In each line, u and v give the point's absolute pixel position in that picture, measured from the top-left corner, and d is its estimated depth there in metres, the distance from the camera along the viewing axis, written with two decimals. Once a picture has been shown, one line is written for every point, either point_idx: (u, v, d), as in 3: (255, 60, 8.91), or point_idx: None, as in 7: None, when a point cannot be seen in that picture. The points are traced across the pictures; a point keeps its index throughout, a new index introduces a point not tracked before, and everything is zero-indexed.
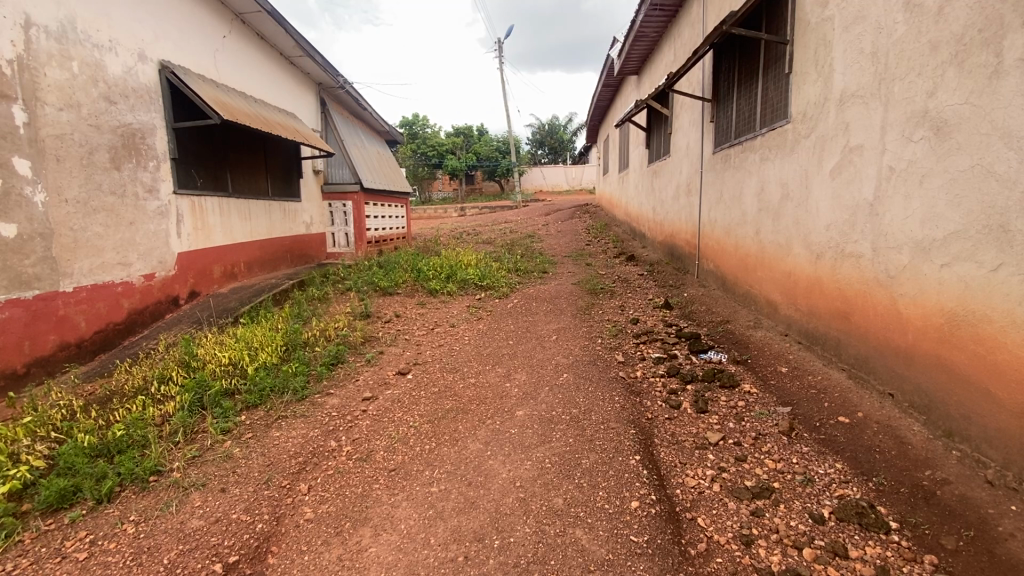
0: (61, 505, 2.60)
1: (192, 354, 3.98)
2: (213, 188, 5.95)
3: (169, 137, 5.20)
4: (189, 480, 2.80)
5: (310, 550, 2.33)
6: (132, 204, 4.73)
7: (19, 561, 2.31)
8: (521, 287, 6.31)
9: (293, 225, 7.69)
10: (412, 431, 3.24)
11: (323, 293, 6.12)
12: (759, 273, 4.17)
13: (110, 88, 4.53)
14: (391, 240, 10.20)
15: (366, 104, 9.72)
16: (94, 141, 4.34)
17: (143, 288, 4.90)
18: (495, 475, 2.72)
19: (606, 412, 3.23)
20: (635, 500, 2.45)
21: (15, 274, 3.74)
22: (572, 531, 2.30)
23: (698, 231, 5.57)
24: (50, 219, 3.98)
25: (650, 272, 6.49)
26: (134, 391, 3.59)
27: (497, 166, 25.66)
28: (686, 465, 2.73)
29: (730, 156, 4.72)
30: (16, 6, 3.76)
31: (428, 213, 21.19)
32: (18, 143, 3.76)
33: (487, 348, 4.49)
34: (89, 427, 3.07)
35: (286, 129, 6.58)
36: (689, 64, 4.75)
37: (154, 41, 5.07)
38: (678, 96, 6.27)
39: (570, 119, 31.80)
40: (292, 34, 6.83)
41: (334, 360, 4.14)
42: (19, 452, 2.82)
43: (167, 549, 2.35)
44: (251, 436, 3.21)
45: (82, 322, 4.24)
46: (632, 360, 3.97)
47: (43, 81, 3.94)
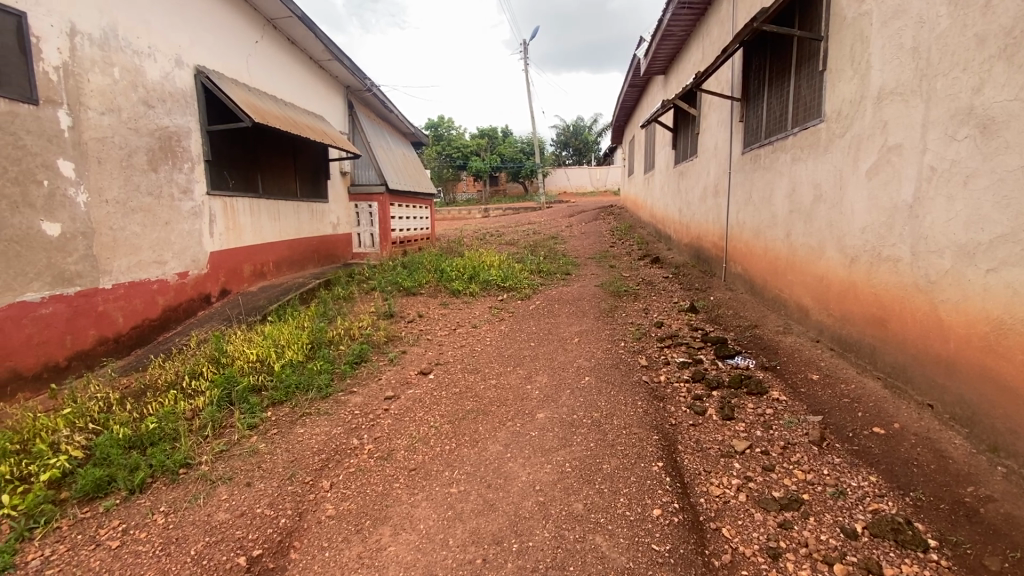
0: (96, 494, 2.70)
1: (222, 350, 4.08)
2: (244, 190, 6.11)
3: (203, 140, 5.37)
4: (217, 474, 2.87)
5: (331, 546, 2.36)
6: (167, 204, 4.89)
7: (57, 546, 2.41)
8: (543, 288, 6.30)
9: (320, 225, 7.85)
10: (433, 431, 3.25)
11: (348, 292, 6.22)
12: (790, 277, 4.05)
13: (148, 92, 4.71)
14: (416, 240, 10.33)
15: (391, 105, 9.84)
16: (133, 143, 4.52)
17: (177, 286, 5.06)
18: (515, 478, 2.70)
19: (628, 417, 3.18)
20: (657, 508, 2.40)
21: (59, 271, 3.92)
22: (592, 537, 2.26)
23: (726, 233, 5.45)
24: (91, 219, 4.15)
25: (675, 275, 6.38)
26: (166, 385, 3.70)
27: (522, 167, 25.69)
28: (710, 473, 2.66)
29: (760, 156, 4.60)
30: (63, 15, 3.95)
31: (451, 214, 21.35)
32: (64, 146, 3.93)
33: (508, 349, 4.48)
34: (124, 419, 3.18)
35: (313, 130, 6.71)
36: (719, 63, 4.64)
37: (190, 47, 5.24)
38: (706, 96, 6.15)
39: (595, 120, 31.54)
40: (321, 37, 6.97)
41: (358, 358, 4.20)
42: (59, 441, 2.95)
43: (194, 540, 2.41)
44: (277, 432, 3.28)
45: (120, 318, 4.42)
46: (655, 364, 3.91)
47: (86, 87, 4.12)
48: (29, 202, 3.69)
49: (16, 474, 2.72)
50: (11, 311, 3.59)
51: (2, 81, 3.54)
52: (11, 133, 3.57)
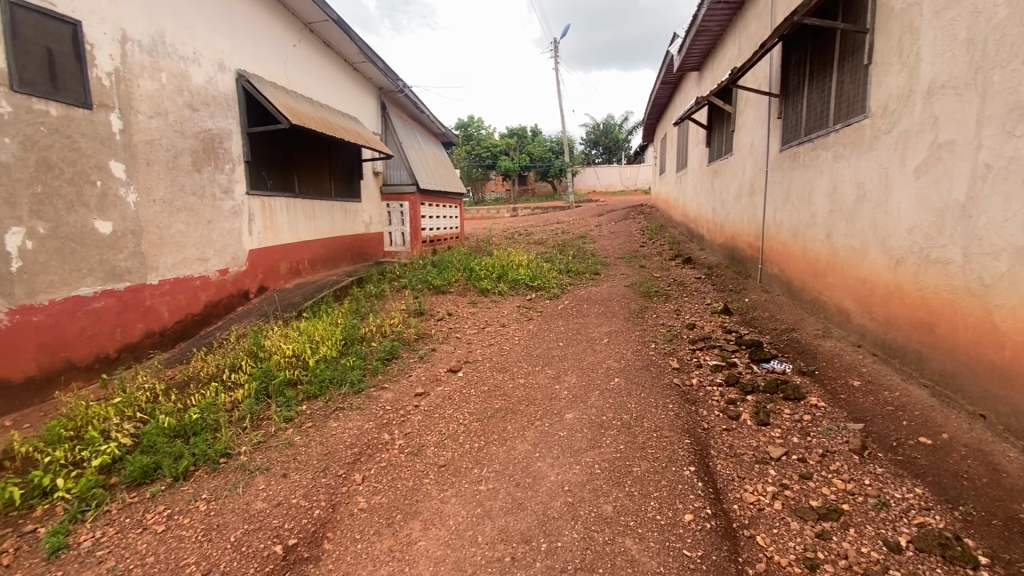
0: (143, 480, 2.84)
1: (260, 345, 4.22)
2: (281, 190, 6.30)
3: (243, 142, 5.56)
4: (255, 464, 2.97)
5: (363, 539, 2.41)
6: (210, 203, 5.09)
7: (107, 529, 2.54)
8: (572, 288, 6.26)
9: (353, 224, 8.01)
10: (462, 428, 3.29)
11: (380, 290, 6.33)
12: (830, 280, 3.91)
13: (193, 96, 4.91)
14: (446, 239, 10.42)
15: (423, 105, 9.98)
16: (178, 145, 4.72)
17: (218, 282, 5.26)
18: (544, 478, 2.70)
19: (659, 420, 3.13)
20: (689, 513, 2.36)
21: (110, 267, 4.12)
22: (621, 540, 2.24)
23: (762, 234, 5.29)
24: (140, 217, 4.36)
25: (708, 276, 6.24)
26: (208, 377, 3.85)
27: (551, 167, 25.59)
28: (745, 479, 2.59)
29: (799, 154, 4.46)
30: (115, 24, 4.15)
31: (480, 214, 21.46)
32: (115, 148, 4.13)
33: (536, 349, 4.47)
34: (169, 409, 3.33)
35: (347, 131, 6.85)
36: (756, 59, 4.51)
37: (232, 52, 5.44)
38: (742, 92, 5.99)
39: (626, 118, 31.12)
40: (355, 40, 7.11)
41: (389, 355, 4.28)
42: (110, 429, 3.11)
43: (234, 527, 2.51)
44: (311, 425, 3.37)
45: (165, 312, 4.62)
46: (687, 366, 3.83)
47: (136, 91, 4.33)
48: (84, 201, 3.90)
49: (70, 459, 2.88)
50: (66, 305, 3.80)
51: (59, 87, 3.75)
52: (67, 136, 3.78)
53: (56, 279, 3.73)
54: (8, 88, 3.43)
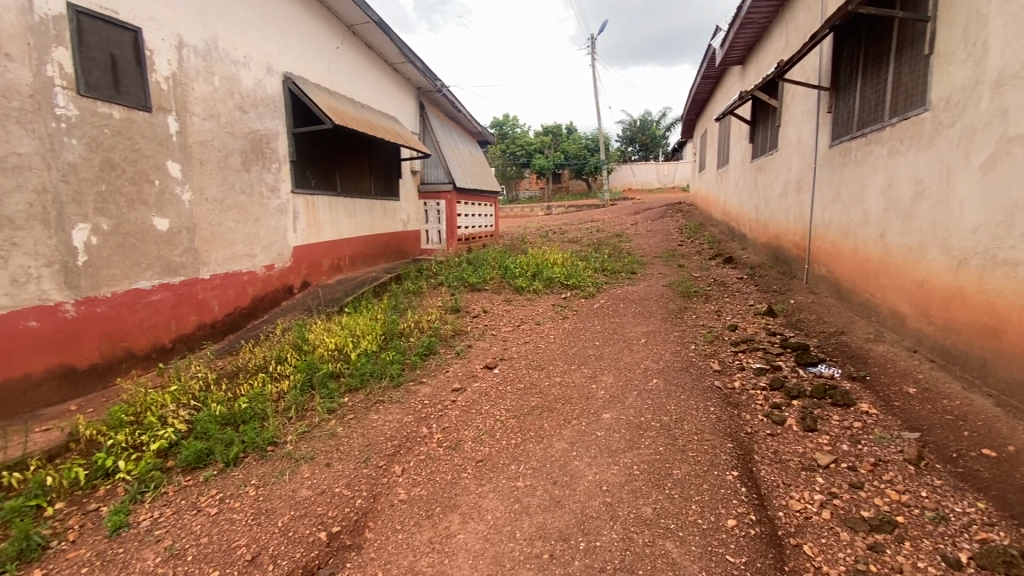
0: (197, 465, 2.99)
1: (304, 338, 4.37)
2: (324, 189, 6.48)
3: (289, 142, 5.75)
4: (300, 453, 3.08)
5: (403, 529, 2.47)
6: (258, 201, 5.30)
7: (165, 509, 2.69)
8: (608, 287, 6.19)
9: (392, 222, 8.17)
10: (499, 424, 3.31)
11: (417, 286, 6.44)
12: (884, 281, 3.73)
13: (243, 98, 5.12)
14: (481, 237, 10.49)
15: (460, 105, 10.08)
16: (229, 145, 4.94)
17: (265, 278, 5.47)
18: (581, 477, 2.69)
19: (700, 422, 3.07)
20: (732, 518, 2.31)
21: (167, 262, 4.35)
22: (662, 543, 2.21)
23: (809, 233, 5.10)
24: (194, 215, 4.58)
25: (751, 276, 6.05)
26: (256, 368, 4.01)
27: (586, 165, 25.36)
28: (790, 486, 2.51)
29: (851, 150, 4.26)
30: (172, 30, 4.38)
31: (514, 212, 21.49)
32: (172, 148, 4.35)
33: (572, 348, 4.45)
34: (221, 398, 3.49)
35: (387, 131, 6.99)
36: (806, 51, 4.34)
37: (280, 56, 5.64)
38: (789, 86, 5.77)
39: (664, 114, 30.49)
40: (396, 41, 7.25)
41: (427, 350, 4.35)
42: (167, 415, 3.29)
43: (282, 513, 2.61)
44: (353, 417, 3.47)
45: (216, 306, 4.84)
46: (729, 369, 3.73)
47: (191, 95, 4.55)
48: (143, 200, 4.13)
49: (131, 442, 3.06)
50: (126, 297, 4.03)
51: (121, 91, 3.98)
52: (128, 138, 4.01)
53: (118, 272, 3.97)
54: (76, 92, 3.65)
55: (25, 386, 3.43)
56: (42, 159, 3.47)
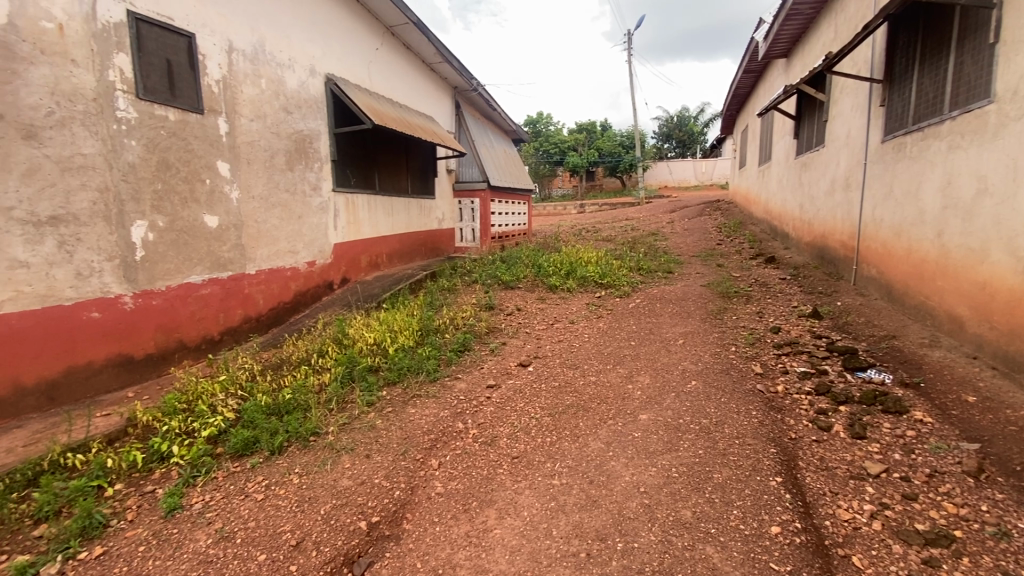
0: (245, 452, 3.12)
1: (344, 332, 4.49)
2: (363, 187, 6.64)
3: (330, 142, 5.91)
4: (341, 444, 3.17)
5: (441, 522, 2.51)
6: (301, 200, 5.47)
7: (215, 493, 2.82)
8: (644, 286, 6.10)
9: (427, 220, 8.29)
10: (534, 422, 3.32)
11: (452, 283, 6.52)
12: (941, 284, 3.54)
13: (288, 100, 5.29)
14: (514, 235, 10.51)
15: (495, 103, 10.11)
16: (274, 145, 5.11)
17: (307, 273, 5.64)
18: (618, 477, 2.67)
19: (741, 426, 2.99)
20: (776, 525, 2.25)
21: (216, 257, 4.55)
22: (702, 547, 2.17)
23: (858, 232, 4.88)
24: (241, 212, 4.77)
25: (794, 276, 5.84)
26: (299, 360, 4.15)
27: (620, 162, 24.99)
28: (837, 495, 2.42)
29: (905, 145, 4.06)
30: (223, 35, 4.57)
31: (547, 211, 21.42)
32: (222, 149, 4.55)
33: (607, 347, 4.40)
34: (266, 388, 3.63)
35: (424, 130, 7.09)
36: (857, 42, 4.16)
37: (323, 58, 5.80)
38: (838, 79, 5.54)
39: (702, 110, 29.73)
40: (433, 41, 7.33)
41: (462, 347, 4.40)
42: (217, 403, 3.44)
43: (324, 501, 2.70)
44: (391, 410, 3.54)
45: (261, 300, 5.03)
46: (771, 372, 3.62)
47: (240, 97, 4.74)
48: (195, 198, 4.32)
49: (183, 429, 3.22)
50: (179, 291, 4.24)
51: (176, 94, 4.18)
52: (182, 139, 4.21)
53: (172, 267, 4.17)
54: (135, 96, 3.86)
55: (88, 372, 3.65)
56: (104, 159, 3.67)
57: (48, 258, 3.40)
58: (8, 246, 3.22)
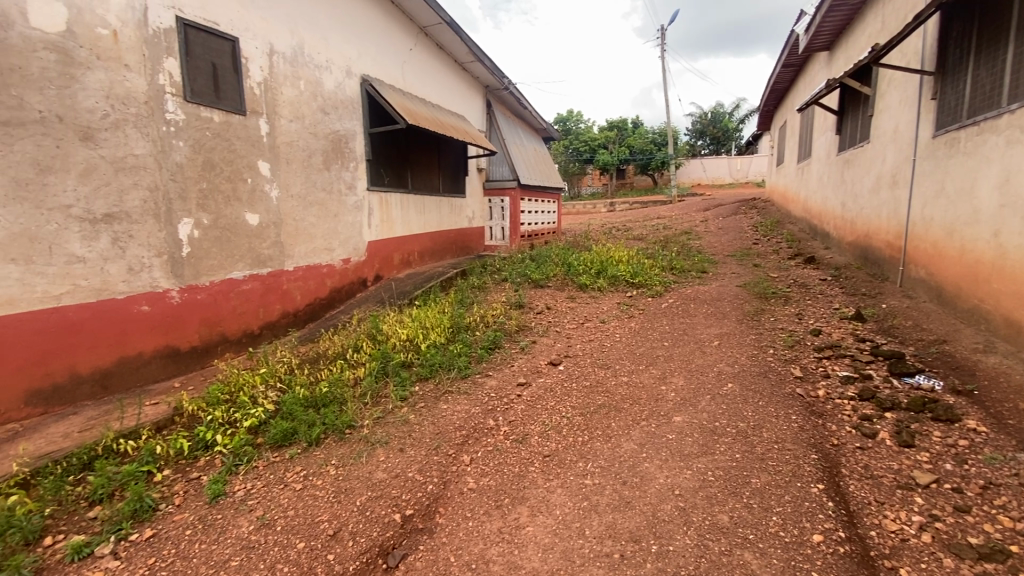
0: (284, 443, 3.22)
1: (378, 328, 4.57)
2: (396, 186, 6.74)
3: (365, 142, 6.03)
4: (376, 437, 3.24)
5: (473, 517, 2.54)
6: (337, 198, 5.60)
7: (257, 481, 2.93)
8: (677, 286, 6.00)
9: (458, 219, 8.37)
10: (566, 421, 3.31)
11: (482, 282, 6.56)
12: (997, 286, 3.35)
13: (325, 101, 5.42)
14: (544, 234, 10.50)
15: (526, 102, 10.10)
16: (312, 145, 5.25)
17: (342, 270, 5.77)
18: (652, 479, 2.64)
19: (780, 431, 2.91)
20: (818, 533, 2.18)
21: (257, 254, 4.71)
22: (740, 553, 2.13)
23: (906, 231, 4.67)
24: (280, 210, 4.91)
25: (836, 277, 5.64)
26: (335, 355, 4.25)
27: (652, 160, 24.57)
28: (883, 504, 2.33)
29: (959, 140, 3.86)
30: (264, 39, 4.71)
31: (576, 210, 21.28)
32: (263, 149, 4.70)
33: (639, 347, 4.35)
34: (304, 381, 3.74)
35: (456, 129, 7.14)
36: (907, 33, 3.98)
37: (359, 59, 5.92)
38: (885, 71, 5.31)
39: (737, 105, 28.92)
40: (466, 40, 7.38)
41: (492, 344, 4.43)
42: (258, 395, 3.57)
43: (360, 493, 2.76)
44: (423, 405, 3.60)
45: (298, 296, 5.18)
46: (812, 376, 3.51)
47: (280, 98, 4.88)
48: (237, 196, 4.48)
49: (226, 419, 3.35)
50: (222, 286, 4.41)
51: (221, 96, 4.34)
52: (225, 140, 4.37)
53: (215, 263, 4.34)
54: (183, 99, 4.02)
55: (137, 363, 3.84)
56: (154, 160, 3.85)
57: (103, 254, 3.58)
58: (66, 242, 3.39)
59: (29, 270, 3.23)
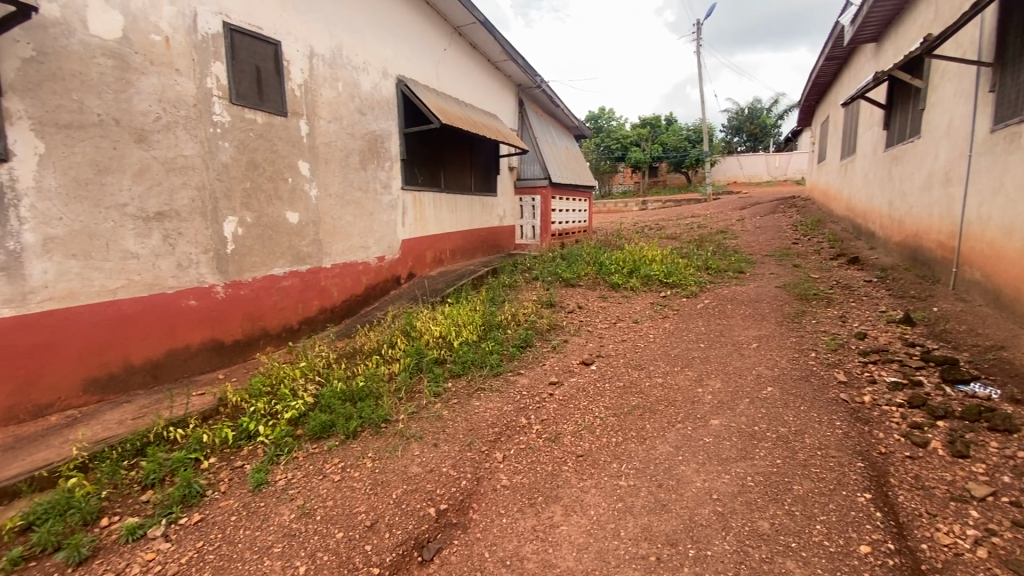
0: (323, 435, 3.32)
1: (412, 325, 4.64)
2: (429, 185, 6.83)
3: (399, 142, 6.13)
4: (411, 432, 3.29)
5: (507, 514, 2.56)
6: (372, 197, 5.71)
7: (297, 472, 3.03)
8: (712, 286, 5.88)
9: (489, 217, 8.41)
10: (599, 421, 3.29)
11: (513, 280, 6.57)
12: None
13: (362, 102, 5.54)
14: (574, 233, 10.44)
15: (559, 100, 10.06)
16: (349, 145, 5.37)
17: (377, 268, 5.89)
18: (688, 482, 2.60)
19: (824, 437, 2.82)
20: (865, 544, 2.11)
21: (296, 252, 4.85)
22: (782, 561, 2.07)
23: (960, 231, 4.44)
24: (319, 209, 5.05)
25: (882, 279, 5.41)
26: (370, 350, 4.34)
27: (686, 158, 24.06)
28: (935, 516, 2.23)
29: (1020, 135, 3.64)
30: (305, 42, 4.85)
31: (607, 208, 21.07)
32: (303, 149, 4.84)
33: (674, 349, 4.28)
34: (342, 375, 3.83)
35: (488, 128, 7.18)
36: (963, 22, 3.78)
37: (394, 60, 6.02)
38: (938, 63, 5.05)
39: (776, 101, 28.01)
40: (499, 39, 7.40)
41: (524, 342, 4.44)
42: (298, 388, 3.68)
43: (395, 485, 2.82)
44: (456, 402, 3.64)
45: (335, 292, 5.31)
46: (857, 382, 3.38)
47: (319, 100, 5.01)
48: (279, 196, 4.63)
49: (268, 410, 3.47)
50: (264, 282, 4.56)
51: (264, 99, 4.48)
52: (268, 140, 4.51)
53: (257, 260, 4.49)
54: (229, 101, 4.18)
55: (185, 355, 4.02)
56: (202, 160, 4.01)
57: (154, 251, 3.76)
58: (122, 239, 3.57)
59: (88, 265, 3.41)
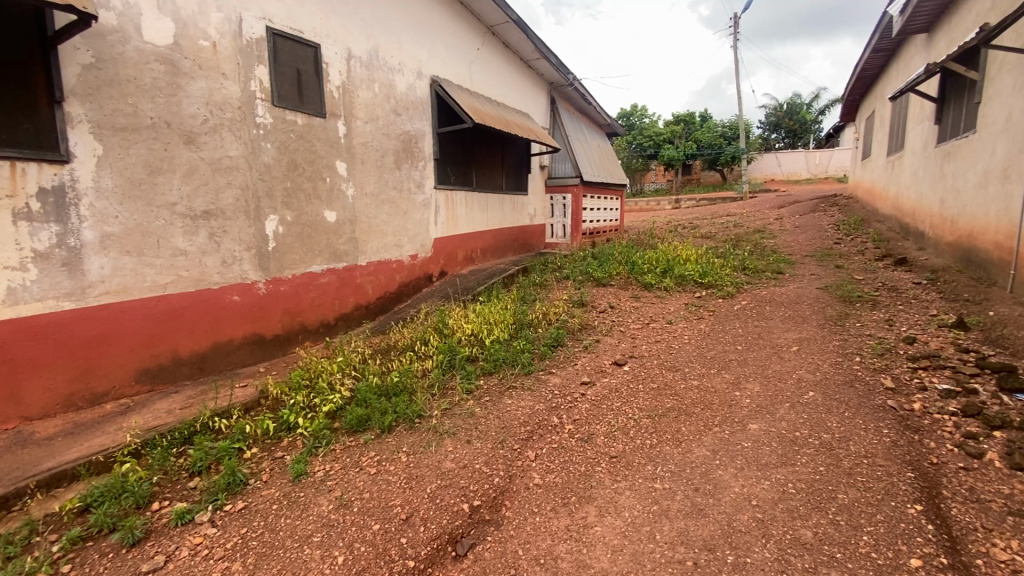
0: (359, 428, 3.40)
1: (444, 322, 4.70)
2: (461, 184, 6.89)
3: (433, 141, 6.20)
4: (444, 428, 3.34)
5: (540, 513, 2.57)
6: (406, 196, 5.80)
7: (335, 463, 3.11)
8: (750, 287, 5.72)
9: (520, 216, 8.42)
10: (633, 423, 3.26)
11: (544, 279, 6.57)
12: None
13: (398, 102, 5.63)
14: (605, 232, 10.34)
15: (591, 97, 9.97)
16: (385, 145, 5.47)
17: (410, 265, 5.98)
18: (726, 487, 2.55)
19: (870, 445, 2.72)
20: (915, 557, 2.02)
21: (333, 250, 4.98)
22: (825, 571, 2.01)
23: (1018, 231, 4.20)
24: (355, 208, 5.16)
25: (932, 281, 5.16)
26: (404, 346, 4.42)
27: (721, 155, 23.47)
28: (992, 531, 2.12)
29: None
30: (343, 44, 4.96)
31: (639, 207, 20.78)
32: (340, 150, 4.95)
33: (710, 350, 4.20)
34: (377, 371, 3.91)
35: (520, 127, 7.18)
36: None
37: (429, 61, 6.10)
38: (996, 53, 4.78)
39: (817, 95, 27.01)
40: (532, 38, 7.39)
41: (555, 342, 4.44)
42: (335, 382, 3.78)
43: (430, 480, 2.86)
44: (488, 399, 3.67)
45: (370, 290, 5.42)
46: (906, 388, 3.24)
47: (356, 101, 5.12)
48: (318, 195, 4.76)
49: (307, 403, 3.58)
50: (302, 279, 4.70)
51: (304, 101, 4.61)
52: (308, 141, 4.64)
53: (297, 257, 4.63)
54: (271, 104, 4.32)
55: (229, 348, 4.18)
56: (246, 161, 4.16)
57: (201, 248, 3.92)
58: (172, 237, 3.74)
59: (141, 261, 3.59)
